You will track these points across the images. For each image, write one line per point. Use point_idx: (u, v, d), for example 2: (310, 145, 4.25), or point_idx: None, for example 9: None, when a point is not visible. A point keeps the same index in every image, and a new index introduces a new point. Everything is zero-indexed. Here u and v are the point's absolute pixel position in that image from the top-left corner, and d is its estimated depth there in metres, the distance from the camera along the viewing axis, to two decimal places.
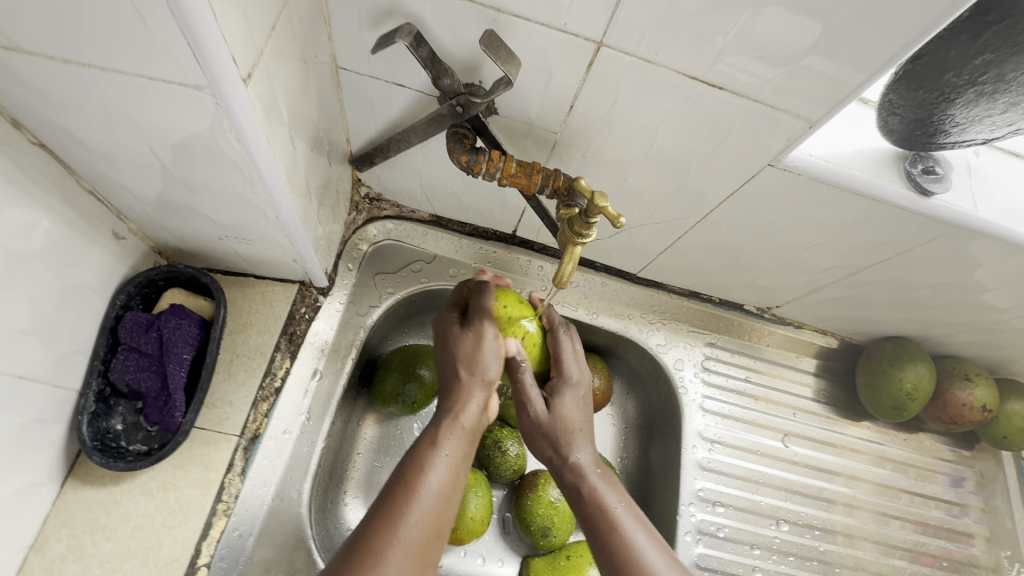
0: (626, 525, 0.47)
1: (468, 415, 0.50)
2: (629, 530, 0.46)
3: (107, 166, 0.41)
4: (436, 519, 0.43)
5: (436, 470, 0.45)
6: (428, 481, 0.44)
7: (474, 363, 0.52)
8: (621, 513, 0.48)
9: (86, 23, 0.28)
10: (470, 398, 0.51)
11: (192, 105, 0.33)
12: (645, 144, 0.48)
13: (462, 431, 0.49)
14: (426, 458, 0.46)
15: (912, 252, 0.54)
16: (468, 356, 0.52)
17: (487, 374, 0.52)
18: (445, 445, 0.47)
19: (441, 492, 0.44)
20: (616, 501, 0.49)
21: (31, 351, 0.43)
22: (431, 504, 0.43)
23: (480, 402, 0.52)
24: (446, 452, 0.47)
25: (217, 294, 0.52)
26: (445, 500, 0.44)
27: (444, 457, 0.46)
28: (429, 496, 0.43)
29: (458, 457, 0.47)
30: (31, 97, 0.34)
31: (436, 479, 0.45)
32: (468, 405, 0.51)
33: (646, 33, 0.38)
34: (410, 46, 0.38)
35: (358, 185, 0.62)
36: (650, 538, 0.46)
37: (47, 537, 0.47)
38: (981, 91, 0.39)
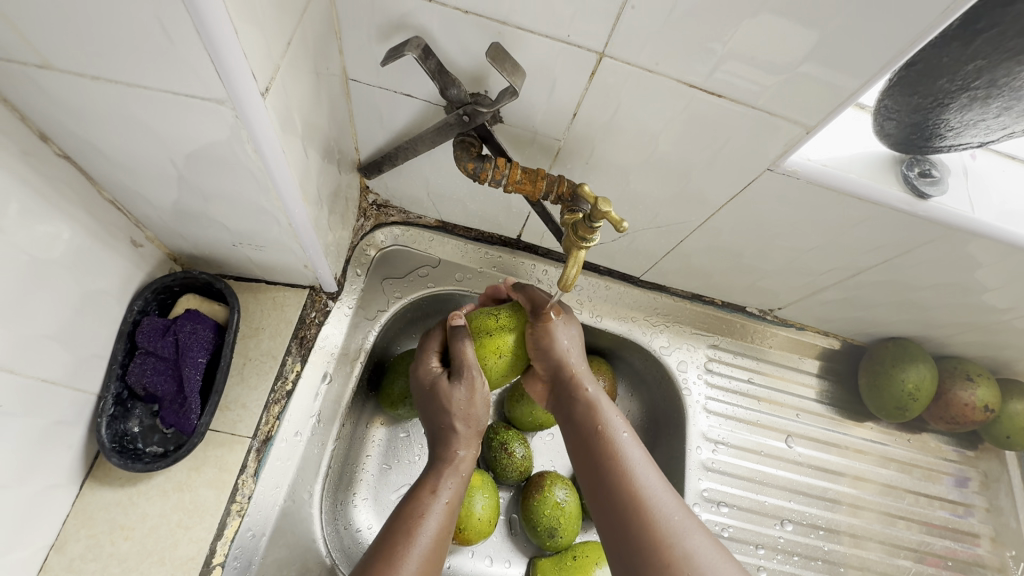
0: (623, 444, 0.49)
1: (463, 460, 0.53)
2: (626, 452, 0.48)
3: (127, 175, 0.43)
4: (434, 560, 0.45)
5: (434, 515, 0.47)
6: (426, 526, 0.46)
7: (469, 416, 0.53)
8: (617, 430, 0.50)
9: (113, 42, 0.29)
10: (465, 447, 0.53)
11: (212, 118, 0.34)
12: (647, 149, 0.49)
13: (457, 480, 0.51)
14: (424, 505, 0.48)
15: (911, 254, 0.55)
16: (461, 408, 0.53)
17: (482, 425, 0.54)
18: (443, 492, 0.49)
19: (438, 537, 0.46)
20: (613, 419, 0.51)
21: (54, 355, 0.44)
22: (429, 547, 0.45)
23: (475, 451, 0.54)
24: (442, 497, 0.49)
25: (231, 299, 0.54)
26: (441, 544, 0.46)
27: (442, 503, 0.49)
28: (427, 541, 0.45)
29: (454, 502, 0.50)
30: (58, 111, 0.36)
31: (433, 525, 0.47)
32: (464, 457, 0.53)
33: (647, 44, 0.39)
34: (418, 58, 0.40)
35: (366, 192, 0.64)
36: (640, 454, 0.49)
37: (67, 537, 0.48)
38: (975, 95, 0.40)
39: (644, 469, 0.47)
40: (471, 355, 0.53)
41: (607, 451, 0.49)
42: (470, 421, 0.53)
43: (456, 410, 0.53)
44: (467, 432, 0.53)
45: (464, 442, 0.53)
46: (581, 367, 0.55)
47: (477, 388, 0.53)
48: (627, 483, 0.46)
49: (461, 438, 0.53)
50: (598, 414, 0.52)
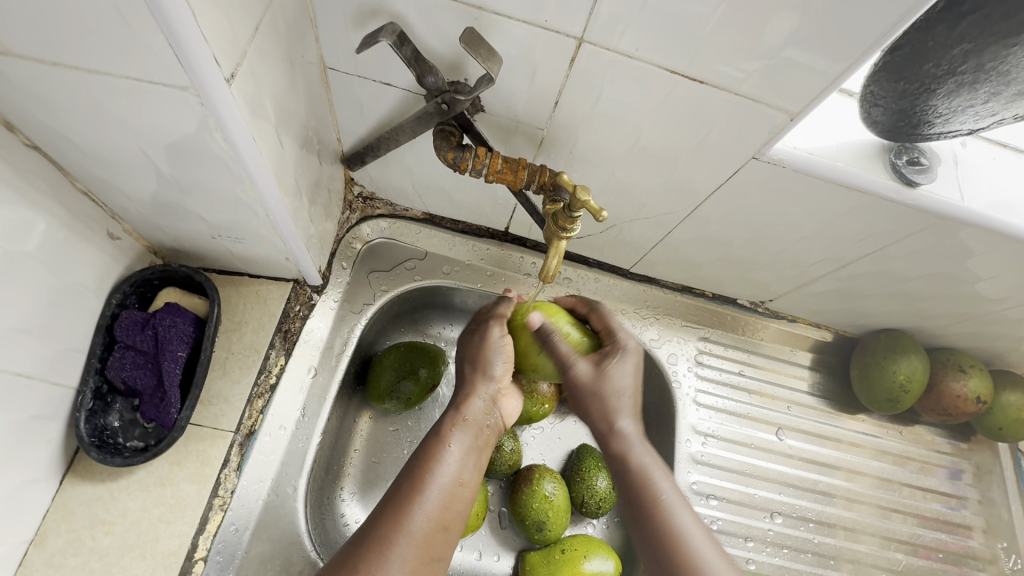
0: (670, 505, 0.48)
1: (474, 408, 0.54)
2: (673, 512, 0.48)
3: (100, 167, 0.42)
4: (446, 508, 0.46)
5: (446, 460, 0.49)
6: (438, 471, 0.48)
7: (480, 362, 0.56)
8: (661, 480, 0.50)
9: (68, 25, 0.29)
10: (477, 395, 0.55)
11: (179, 106, 0.34)
12: (631, 138, 0.48)
13: (470, 427, 0.53)
14: (436, 451, 0.49)
15: (900, 243, 0.55)
16: (475, 359, 0.57)
17: (495, 373, 0.56)
18: (455, 440, 0.51)
19: (450, 483, 0.48)
20: (664, 479, 0.51)
21: (28, 349, 0.44)
22: (441, 492, 0.47)
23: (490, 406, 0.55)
24: (455, 444, 0.50)
25: (211, 292, 0.53)
26: (454, 490, 0.48)
27: (453, 451, 0.50)
28: (439, 484, 0.47)
29: (467, 451, 0.51)
30: (23, 100, 0.35)
31: (443, 473, 0.48)
32: (478, 406, 0.54)
33: (626, 30, 0.38)
34: (393, 45, 0.39)
35: (351, 184, 0.63)
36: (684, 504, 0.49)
37: (47, 532, 0.48)
38: (962, 80, 0.39)
39: (691, 531, 0.47)
40: (502, 317, 0.57)
41: (651, 509, 0.48)
42: (484, 370, 0.56)
43: (471, 359, 0.57)
44: (477, 381, 0.55)
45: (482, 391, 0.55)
46: (628, 402, 0.55)
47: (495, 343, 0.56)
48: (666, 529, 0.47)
49: (472, 392, 0.55)
50: (646, 466, 0.51)
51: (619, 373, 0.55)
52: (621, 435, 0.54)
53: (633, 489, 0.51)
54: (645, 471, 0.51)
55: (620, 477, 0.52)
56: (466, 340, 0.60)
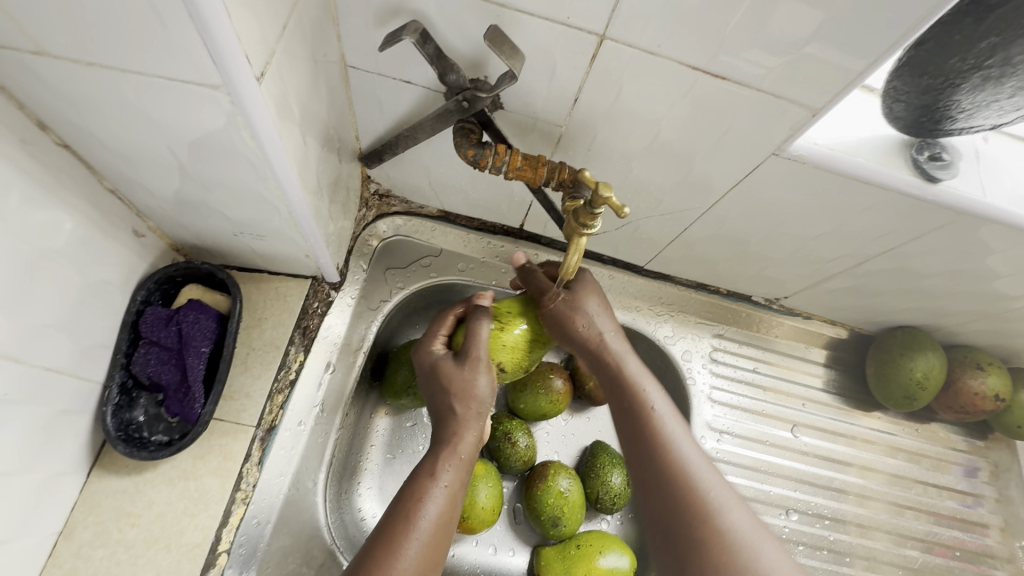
0: (659, 415, 0.47)
1: (466, 445, 0.50)
2: (663, 422, 0.47)
3: (127, 165, 0.43)
4: (435, 547, 0.44)
5: (434, 502, 0.46)
6: (426, 512, 0.45)
7: (468, 396, 0.51)
8: (656, 401, 0.48)
9: (103, 25, 0.29)
10: (468, 429, 0.51)
11: (209, 104, 0.34)
12: (650, 135, 0.48)
13: (459, 462, 0.49)
14: (423, 490, 0.46)
15: (920, 240, 0.54)
16: (460, 389, 0.51)
17: (486, 406, 0.52)
18: (443, 475, 0.48)
19: (438, 523, 0.45)
20: (654, 390, 0.49)
21: (57, 345, 0.44)
22: (430, 533, 0.44)
23: (477, 436, 0.51)
24: (443, 481, 0.47)
25: (233, 289, 0.54)
26: (442, 530, 0.45)
27: (442, 487, 0.47)
28: (428, 526, 0.44)
29: (455, 486, 0.48)
30: (55, 99, 0.36)
31: (433, 510, 0.45)
32: (466, 438, 0.50)
33: (648, 27, 0.38)
34: (416, 43, 0.39)
35: (368, 182, 0.64)
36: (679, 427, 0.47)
37: (75, 524, 0.49)
38: (987, 75, 0.39)
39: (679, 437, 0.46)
40: (482, 335, 0.52)
41: (640, 418, 0.47)
42: (471, 403, 0.51)
43: (457, 388, 0.51)
44: (466, 411, 0.51)
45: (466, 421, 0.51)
46: (611, 325, 0.53)
47: (480, 364, 0.51)
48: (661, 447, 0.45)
49: (461, 420, 0.51)
50: (635, 376, 0.50)
51: (594, 307, 0.53)
52: (611, 352, 0.52)
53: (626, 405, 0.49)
54: (634, 381, 0.50)
55: (610, 389, 0.51)
56: (444, 361, 0.53)
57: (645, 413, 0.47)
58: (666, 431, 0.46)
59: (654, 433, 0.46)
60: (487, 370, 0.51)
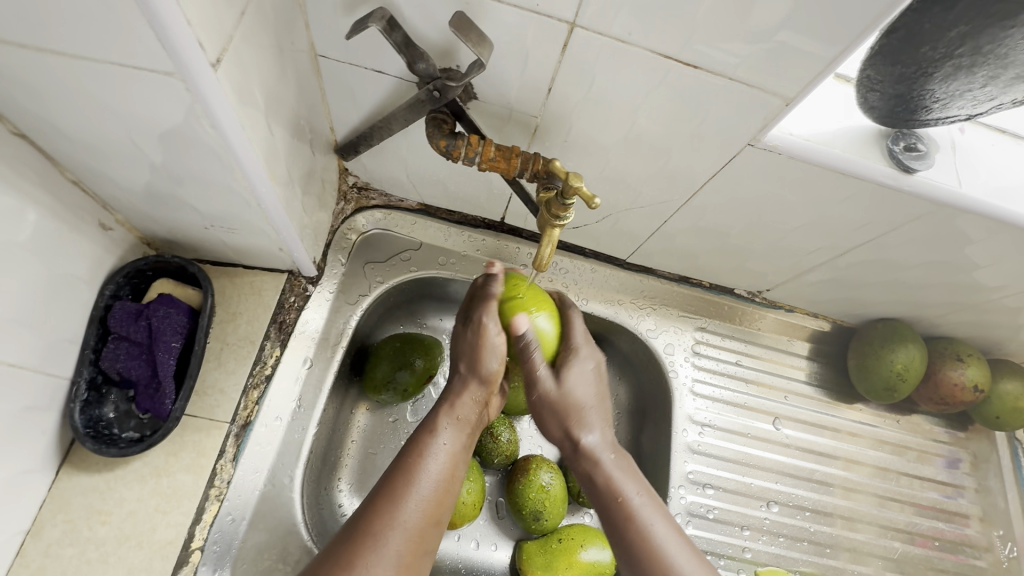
0: (636, 499, 0.50)
1: (465, 408, 0.53)
2: (646, 521, 0.49)
3: (89, 155, 0.42)
4: (435, 503, 0.46)
5: (434, 460, 0.48)
6: (427, 470, 0.47)
7: (472, 362, 0.53)
8: (637, 497, 0.50)
9: (48, 7, 0.28)
10: (470, 391, 0.53)
11: (165, 92, 0.33)
12: (625, 126, 0.48)
13: (458, 421, 0.52)
14: (424, 446, 0.48)
15: (898, 231, 0.54)
16: (467, 353, 0.53)
17: (490, 370, 0.53)
18: (443, 434, 0.50)
19: (439, 480, 0.47)
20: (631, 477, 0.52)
21: (19, 340, 0.43)
22: (430, 489, 0.46)
23: (480, 395, 0.54)
24: (444, 440, 0.50)
25: (205, 283, 0.53)
26: (442, 489, 0.47)
27: (442, 445, 0.49)
28: (426, 483, 0.46)
29: (456, 446, 0.50)
30: (9, 88, 0.35)
31: (433, 467, 0.48)
32: (466, 399, 0.53)
33: (618, 14, 0.38)
34: (383, 30, 0.39)
35: (345, 175, 0.63)
36: (663, 524, 0.49)
37: (43, 523, 0.48)
38: (959, 64, 0.39)
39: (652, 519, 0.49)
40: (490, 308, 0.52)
41: (625, 520, 0.49)
42: (475, 365, 0.53)
43: (465, 354, 0.53)
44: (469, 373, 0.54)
45: (467, 383, 0.54)
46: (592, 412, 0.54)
47: (484, 333, 0.52)
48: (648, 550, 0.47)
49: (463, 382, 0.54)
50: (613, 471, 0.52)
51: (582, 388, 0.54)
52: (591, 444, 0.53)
53: (608, 501, 0.51)
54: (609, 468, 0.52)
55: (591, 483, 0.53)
56: (461, 333, 0.54)
57: (631, 513, 0.49)
58: (651, 532, 0.48)
59: (640, 538, 0.48)
60: (495, 335, 0.52)
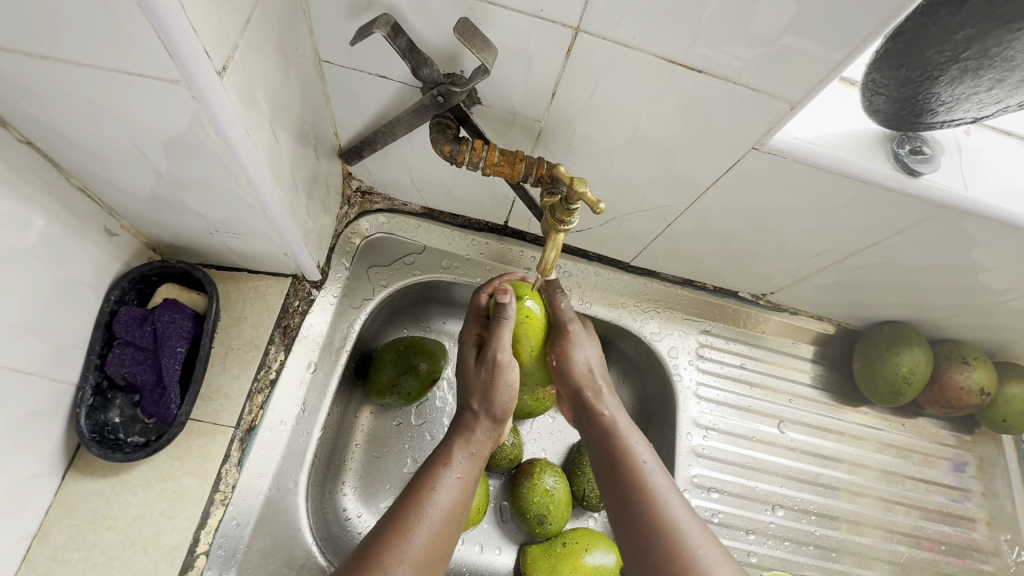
0: (646, 468, 0.49)
1: (479, 441, 0.54)
2: (650, 474, 0.48)
3: (95, 162, 0.42)
4: (443, 536, 0.46)
5: (445, 490, 0.48)
6: (436, 499, 0.47)
7: (487, 399, 0.54)
8: (642, 454, 0.50)
9: (55, 17, 0.28)
10: (481, 425, 0.54)
11: (171, 100, 0.33)
12: (629, 130, 0.48)
13: (472, 455, 0.52)
14: (437, 479, 0.49)
15: (903, 234, 0.54)
16: (481, 390, 0.54)
17: (502, 408, 0.54)
18: (455, 467, 0.50)
19: (449, 513, 0.47)
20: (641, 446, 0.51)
21: (26, 345, 0.44)
22: (439, 521, 0.46)
23: (492, 428, 0.55)
24: (457, 471, 0.50)
25: (210, 288, 0.53)
26: (451, 519, 0.47)
27: (454, 478, 0.49)
28: (436, 515, 0.46)
29: (468, 478, 0.51)
30: (16, 96, 0.35)
31: (443, 498, 0.48)
32: (481, 433, 0.54)
33: (622, 19, 0.38)
34: (387, 37, 0.38)
35: (349, 179, 0.63)
36: (667, 481, 0.48)
37: (49, 527, 0.48)
38: (965, 67, 0.39)
39: (666, 493, 0.47)
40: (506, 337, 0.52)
41: (627, 471, 0.49)
42: (490, 404, 0.54)
43: (479, 390, 0.54)
44: (482, 408, 0.54)
45: (478, 419, 0.54)
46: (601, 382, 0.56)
47: (501, 372, 0.53)
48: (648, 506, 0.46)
49: (476, 418, 0.54)
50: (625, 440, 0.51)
51: (591, 353, 0.57)
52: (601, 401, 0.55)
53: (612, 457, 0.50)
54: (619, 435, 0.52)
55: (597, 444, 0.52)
56: (471, 368, 0.55)
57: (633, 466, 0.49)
58: (653, 486, 0.47)
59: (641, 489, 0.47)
60: (507, 369, 0.53)
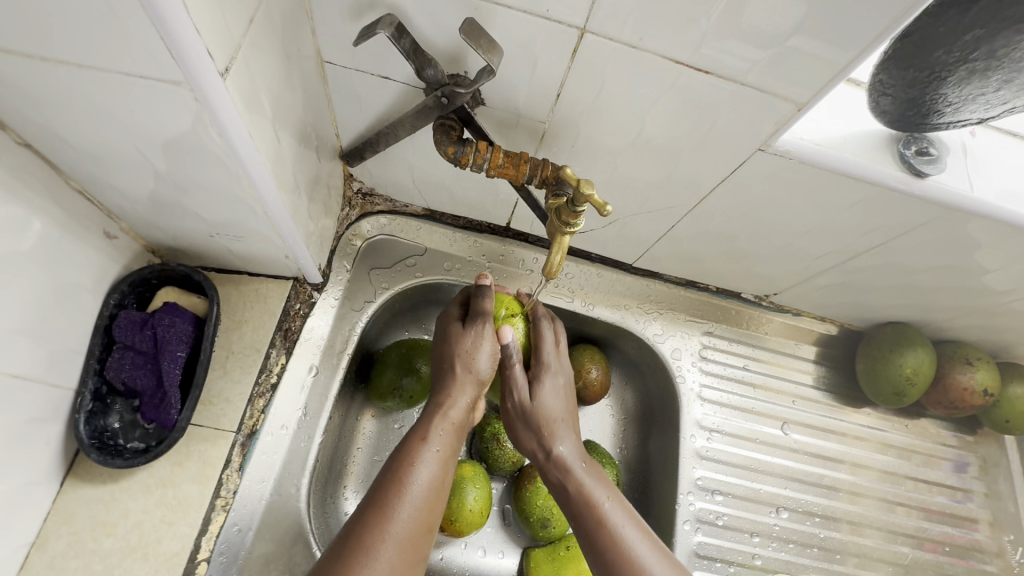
0: (614, 521, 0.49)
1: (458, 410, 0.53)
2: (619, 528, 0.49)
3: (94, 165, 0.41)
4: (427, 511, 0.46)
5: (425, 465, 0.47)
6: (417, 476, 0.47)
7: (470, 366, 0.53)
8: (606, 504, 0.51)
9: (56, 18, 0.28)
10: (461, 393, 0.53)
11: (173, 101, 0.33)
12: (634, 131, 0.48)
13: (452, 426, 0.51)
14: (416, 454, 0.48)
15: (908, 236, 0.54)
16: (463, 354, 0.53)
17: (482, 375, 0.54)
18: (434, 440, 0.49)
19: (430, 488, 0.47)
20: (606, 496, 0.51)
21: (24, 350, 0.43)
22: (421, 498, 0.46)
23: (470, 398, 0.54)
24: (435, 445, 0.49)
25: (211, 291, 0.53)
26: (433, 495, 0.47)
27: (432, 452, 0.49)
28: (419, 491, 0.46)
29: (446, 450, 0.50)
30: (14, 98, 0.35)
31: (424, 474, 0.47)
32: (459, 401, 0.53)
33: (629, 20, 0.37)
34: (391, 37, 0.38)
35: (350, 180, 0.62)
36: (635, 527, 0.49)
37: (48, 535, 0.47)
38: (974, 68, 0.38)
39: (637, 541, 0.48)
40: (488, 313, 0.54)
41: (596, 527, 0.49)
42: (472, 368, 0.53)
43: (461, 355, 0.53)
44: (465, 376, 0.53)
45: (459, 387, 0.53)
46: (564, 426, 0.55)
47: (484, 337, 0.53)
48: (622, 560, 0.47)
49: (456, 384, 0.53)
50: (588, 490, 0.52)
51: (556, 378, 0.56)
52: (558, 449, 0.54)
53: (581, 518, 0.50)
54: (583, 485, 0.52)
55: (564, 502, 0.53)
56: (455, 333, 0.54)
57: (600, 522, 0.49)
58: (624, 537, 0.48)
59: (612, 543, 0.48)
60: (489, 341, 0.54)
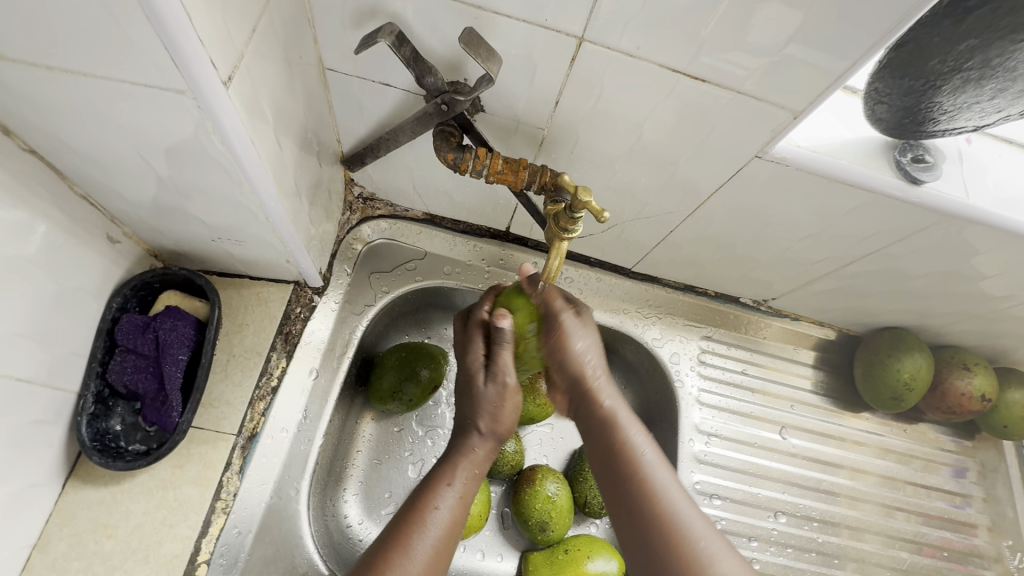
0: (646, 459, 0.46)
1: (481, 456, 0.51)
2: (650, 468, 0.45)
3: (97, 170, 0.42)
4: (443, 553, 0.45)
5: (445, 506, 0.47)
6: (437, 517, 0.46)
7: (496, 421, 0.51)
8: (641, 445, 0.47)
9: (60, 27, 0.28)
10: (483, 445, 0.52)
11: (176, 109, 0.33)
12: (633, 138, 0.48)
13: (474, 474, 0.50)
14: (438, 493, 0.47)
15: (905, 242, 0.54)
16: (490, 409, 0.51)
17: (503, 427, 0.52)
18: (457, 485, 0.49)
19: (447, 529, 0.46)
20: (637, 431, 0.48)
21: (28, 354, 0.44)
22: (439, 538, 0.45)
23: (491, 450, 0.52)
24: (456, 489, 0.48)
25: (212, 294, 0.53)
26: (452, 536, 0.46)
27: (453, 494, 0.48)
28: (437, 532, 0.45)
29: (467, 497, 0.49)
30: (19, 106, 0.35)
31: (444, 515, 0.46)
32: (482, 450, 0.52)
33: (626, 29, 0.38)
34: (392, 46, 0.38)
35: (351, 185, 0.63)
36: (667, 471, 0.46)
37: (49, 537, 0.48)
38: (968, 77, 0.39)
39: (667, 484, 0.45)
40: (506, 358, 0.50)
41: (620, 456, 0.46)
42: (495, 423, 0.51)
43: (485, 410, 0.51)
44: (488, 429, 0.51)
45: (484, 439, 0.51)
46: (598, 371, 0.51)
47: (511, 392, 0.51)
48: (646, 497, 0.44)
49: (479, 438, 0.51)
50: (617, 419, 0.49)
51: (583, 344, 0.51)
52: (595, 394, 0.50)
53: (611, 452, 0.47)
54: (616, 424, 0.48)
55: (593, 433, 0.49)
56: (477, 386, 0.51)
57: (626, 453, 0.46)
58: (655, 480, 0.45)
59: (639, 480, 0.45)
60: (516, 394, 0.51)
